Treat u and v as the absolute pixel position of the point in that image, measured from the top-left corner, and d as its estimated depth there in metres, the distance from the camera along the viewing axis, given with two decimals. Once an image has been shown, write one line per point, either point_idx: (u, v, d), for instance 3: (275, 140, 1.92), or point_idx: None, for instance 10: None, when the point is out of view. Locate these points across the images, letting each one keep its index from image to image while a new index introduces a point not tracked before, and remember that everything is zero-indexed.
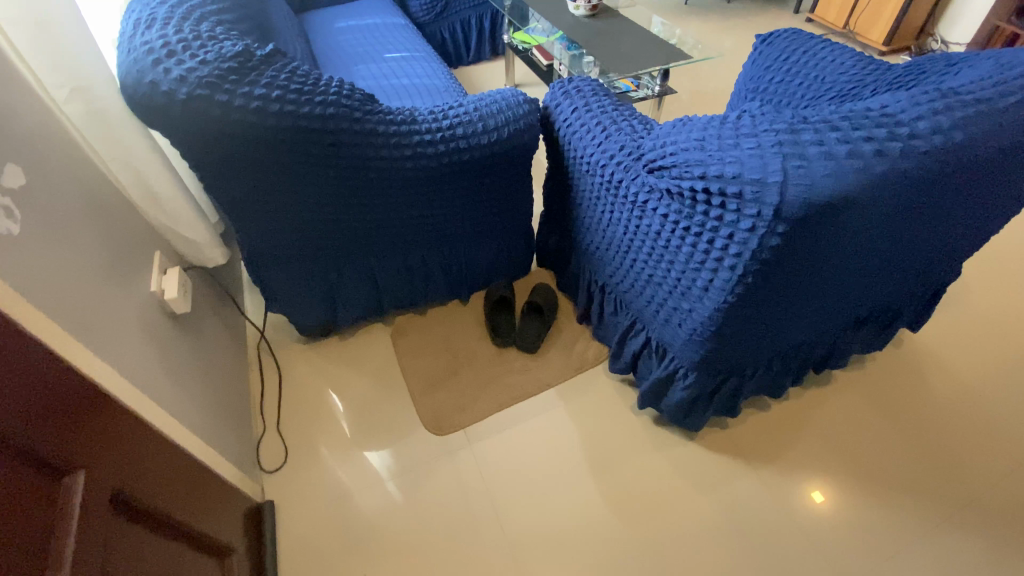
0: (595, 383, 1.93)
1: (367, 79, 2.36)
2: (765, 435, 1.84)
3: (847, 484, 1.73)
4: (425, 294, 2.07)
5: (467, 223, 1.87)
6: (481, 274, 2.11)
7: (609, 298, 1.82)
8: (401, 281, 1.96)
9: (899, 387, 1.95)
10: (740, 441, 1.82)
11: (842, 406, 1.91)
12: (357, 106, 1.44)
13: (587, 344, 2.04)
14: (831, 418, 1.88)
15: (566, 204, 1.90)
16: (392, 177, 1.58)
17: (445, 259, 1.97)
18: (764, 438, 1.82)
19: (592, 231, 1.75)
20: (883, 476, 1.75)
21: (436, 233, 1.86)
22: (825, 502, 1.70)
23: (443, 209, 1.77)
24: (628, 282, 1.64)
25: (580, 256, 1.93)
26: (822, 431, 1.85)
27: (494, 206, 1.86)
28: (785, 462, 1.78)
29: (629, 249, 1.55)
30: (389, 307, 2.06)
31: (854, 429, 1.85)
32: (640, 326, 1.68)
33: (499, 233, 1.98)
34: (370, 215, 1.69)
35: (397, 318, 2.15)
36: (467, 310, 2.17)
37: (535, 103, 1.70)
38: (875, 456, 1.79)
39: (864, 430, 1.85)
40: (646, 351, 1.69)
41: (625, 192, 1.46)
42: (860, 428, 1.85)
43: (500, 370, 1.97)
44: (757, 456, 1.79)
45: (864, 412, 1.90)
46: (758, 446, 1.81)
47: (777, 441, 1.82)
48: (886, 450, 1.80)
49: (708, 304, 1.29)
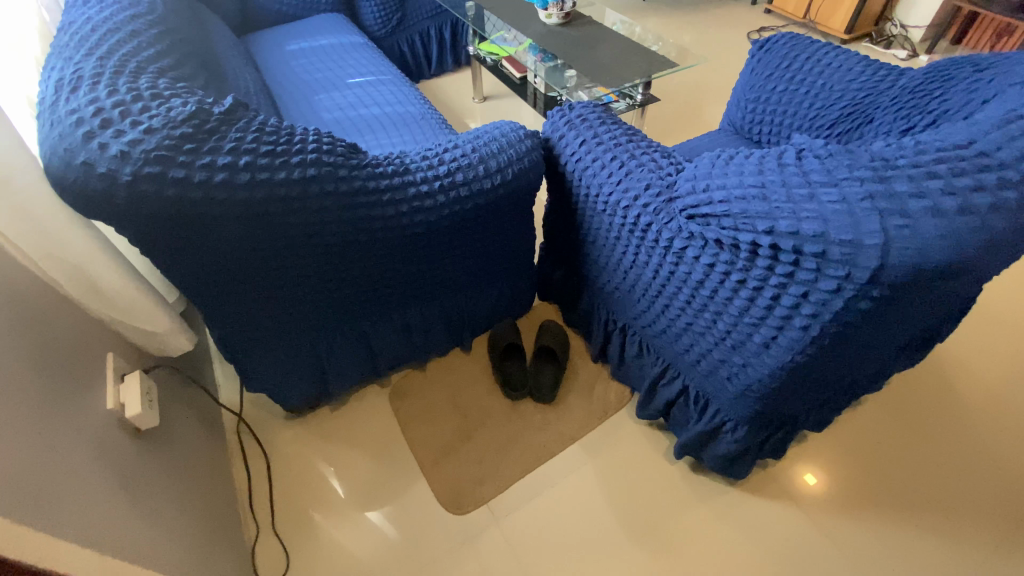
0: (622, 432, 1.78)
1: (333, 111, 2.12)
2: (807, 469, 1.73)
3: (899, 514, 1.64)
4: (424, 350, 1.85)
5: (468, 270, 1.67)
6: (484, 320, 1.91)
7: (632, 341, 1.66)
8: (397, 341, 1.74)
9: (931, 398, 1.89)
10: (783, 480, 1.71)
11: (879, 426, 1.83)
12: (342, 162, 1.21)
13: (607, 387, 1.88)
14: (871, 441, 1.79)
15: (574, 240, 1.72)
16: (387, 236, 1.37)
17: (445, 311, 1.76)
18: (807, 473, 1.72)
19: (610, 271, 1.59)
20: (932, 500, 1.67)
21: (435, 286, 1.65)
22: (873, 531, 1.61)
23: (443, 260, 1.57)
24: (659, 328, 1.48)
25: (594, 294, 1.76)
26: (861, 456, 1.75)
27: (496, 251, 1.66)
28: (832, 496, 1.67)
29: (660, 294, 1.40)
30: (386, 369, 1.83)
31: (896, 450, 1.77)
32: (673, 373, 1.53)
33: (502, 277, 1.78)
34: (362, 278, 1.46)
35: (394, 377, 1.93)
36: (470, 359, 1.96)
37: (536, 135, 1.51)
38: (921, 478, 1.71)
39: (906, 449, 1.77)
40: (683, 399, 1.54)
41: (655, 237, 1.30)
42: (902, 449, 1.77)
43: (517, 427, 1.79)
44: (801, 493, 1.68)
45: (902, 429, 1.81)
46: (802, 482, 1.70)
47: (820, 475, 1.71)
48: (929, 469, 1.73)
49: (770, 362, 1.15)
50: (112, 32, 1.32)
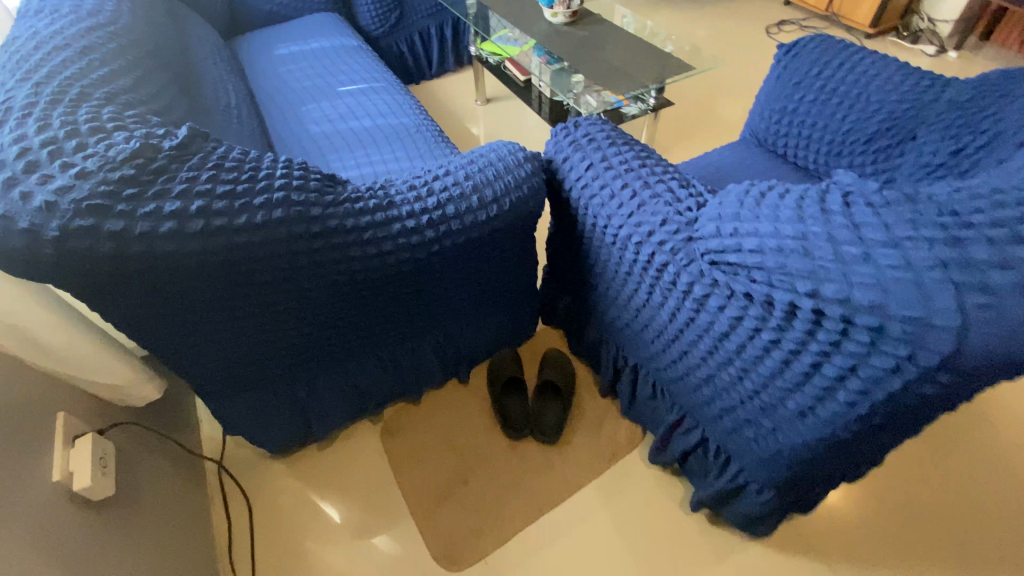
0: (633, 477, 1.63)
1: (321, 123, 1.98)
2: (846, 518, 1.53)
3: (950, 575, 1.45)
4: (419, 386, 1.70)
5: (463, 304, 1.52)
6: (482, 352, 1.75)
7: (644, 382, 1.50)
8: (388, 379, 1.59)
9: (982, 438, 1.69)
10: (816, 532, 1.52)
11: (925, 469, 1.62)
12: (314, 199, 1.06)
13: (616, 425, 1.73)
14: (917, 486, 1.59)
15: (580, 269, 1.56)
16: (369, 276, 1.22)
17: (439, 346, 1.61)
18: (844, 525, 1.52)
19: (621, 307, 1.43)
20: (991, 559, 1.46)
21: (427, 321, 1.50)
22: None
23: (434, 296, 1.41)
24: (675, 375, 1.32)
25: (603, 328, 1.60)
26: (905, 502, 1.56)
27: (494, 282, 1.51)
28: (872, 553, 1.48)
29: (677, 340, 1.24)
30: (378, 406, 1.69)
31: (946, 498, 1.57)
32: (692, 421, 1.38)
33: (501, 307, 1.63)
34: (345, 319, 1.32)
35: (387, 412, 1.79)
36: (468, 393, 1.81)
37: (537, 157, 1.35)
38: (976, 531, 1.51)
39: (956, 495, 1.57)
40: (703, 450, 1.38)
41: (671, 279, 1.13)
42: (951, 496, 1.57)
43: (518, 471, 1.64)
44: (837, 548, 1.49)
45: (951, 472, 1.61)
46: (840, 536, 1.50)
47: (859, 524, 1.52)
48: (983, 521, 1.53)
49: (807, 431, 0.99)
50: (61, 52, 1.18)
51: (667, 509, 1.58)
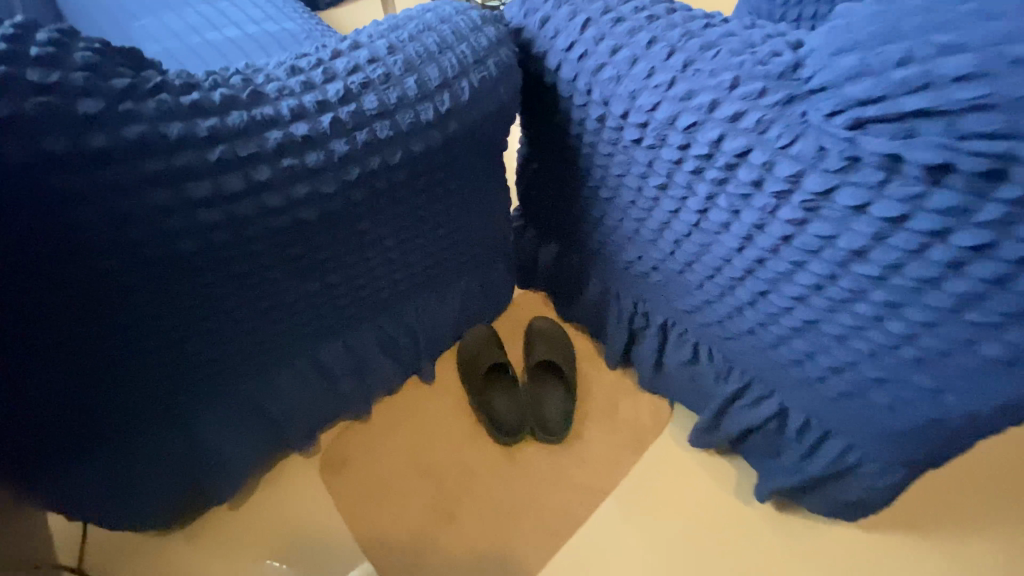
0: (676, 468, 1.19)
1: (163, 41, 1.35)
2: (945, 481, 1.19)
3: None
4: (360, 401, 1.17)
5: (405, 270, 0.98)
6: (448, 334, 1.25)
7: (678, 346, 1.06)
8: (309, 399, 1.06)
9: None
10: (915, 504, 1.16)
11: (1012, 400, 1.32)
12: (84, 82, 0.53)
13: (638, 401, 1.26)
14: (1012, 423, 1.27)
15: (572, 199, 1.07)
16: (235, 236, 0.68)
17: (383, 339, 1.09)
18: (943, 489, 1.18)
19: (641, 244, 0.97)
20: None
21: (353, 304, 0.96)
22: None
23: (357, 261, 0.87)
24: (740, 331, 0.90)
25: (609, 279, 1.13)
26: (1009, 446, 1.23)
27: (449, 228, 0.98)
28: (984, 519, 1.14)
29: (751, 275, 0.80)
30: (305, 441, 1.15)
31: None
32: (762, 391, 0.96)
33: (465, 270, 1.12)
34: (209, 318, 0.78)
35: (322, 441, 1.25)
36: (433, 392, 1.30)
37: (499, 21, 0.84)
38: None
39: None
40: (780, 426, 0.98)
41: (754, 174, 0.69)
42: None
43: (518, 490, 1.18)
44: (947, 518, 1.14)
45: None
46: (943, 505, 1.16)
47: (962, 486, 1.18)
48: None
49: (1010, 384, 0.64)
50: None
51: (723, 504, 1.16)
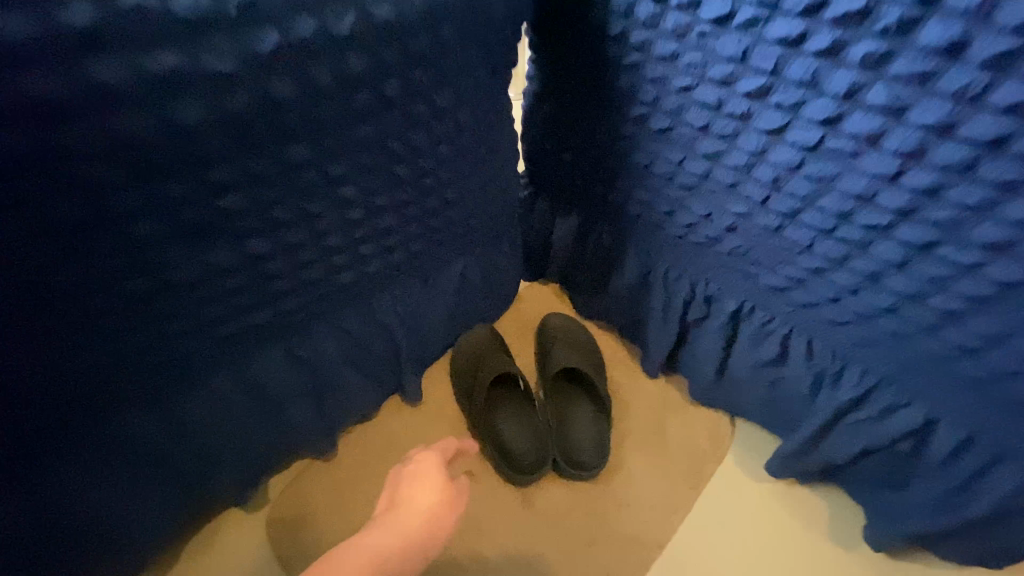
0: (754, 513, 0.87)
1: None
2: None
3: None
4: (316, 438, 0.84)
5: (372, 241, 0.67)
6: (440, 340, 0.93)
7: (762, 342, 0.76)
8: (238, 434, 0.73)
9: None
10: None
11: None
12: None
13: (690, 423, 0.96)
14: None
15: (600, 144, 0.77)
16: (61, 144, 0.42)
17: (344, 348, 0.77)
18: None
19: (710, 196, 0.68)
20: None
21: (290, 289, 0.64)
22: None
23: (291, 221, 0.58)
24: (871, 312, 0.61)
25: (654, 256, 0.83)
26: None
27: (437, 176, 0.67)
28: None
29: (910, 219, 0.52)
30: (238, 495, 0.80)
31: None
32: (898, 398, 0.65)
33: (460, 248, 0.81)
34: (34, 293, 0.47)
35: (267, 493, 0.88)
36: (422, 417, 0.95)
37: None
38: None
39: None
40: (917, 449, 0.68)
41: (955, 31, 0.42)
42: None
43: (543, 551, 0.83)
44: None
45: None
46: None
47: None
48: None
49: None
50: None
51: (820, 557, 0.83)
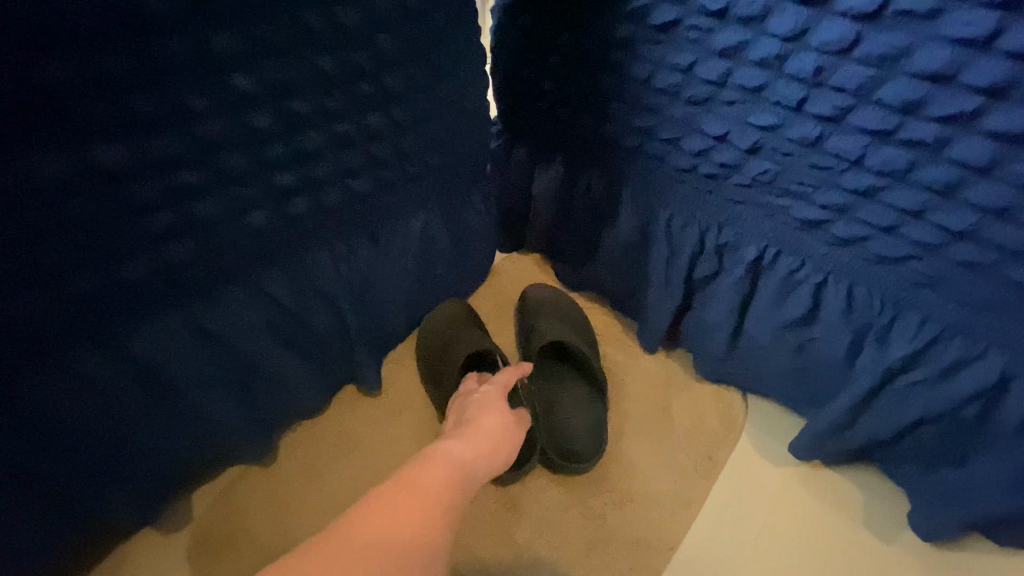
0: (787, 508, 0.71)
1: None
2: None
3: None
4: (243, 440, 0.66)
5: (291, 169, 0.51)
6: (401, 319, 0.76)
7: (790, 297, 0.62)
8: (126, 435, 0.56)
9: None
10: None
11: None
12: None
13: (707, 408, 0.78)
14: None
15: (585, 55, 0.62)
16: None
17: (270, 321, 0.60)
18: None
19: (729, 108, 0.54)
20: None
21: (177, 233, 0.48)
22: None
23: (163, 123, 0.42)
24: (940, 240, 0.48)
25: (658, 201, 0.67)
26: None
27: (379, 80, 0.51)
28: None
29: (1005, 99, 0.39)
30: (142, 513, 0.63)
31: None
32: (968, 350, 0.52)
33: (419, 197, 0.65)
34: None
35: (189, 513, 0.70)
36: (380, 411, 0.77)
37: None
38: None
39: None
40: (984, 415, 0.55)
41: None
42: None
43: (534, 564, 0.68)
44: None
45: None
46: None
47: None
48: None
49: None
50: None
51: (861, 554, 0.68)
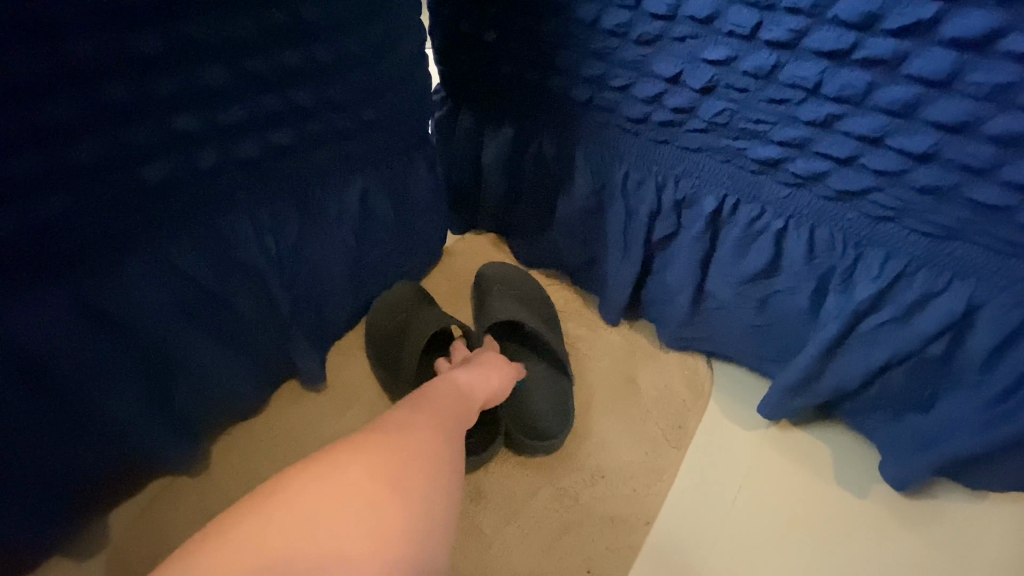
0: (762, 471, 0.69)
1: None
2: None
3: None
4: (160, 446, 0.58)
5: (191, 111, 0.45)
6: (345, 304, 0.69)
7: (753, 247, 0.59)
8: (4, 438, 0.47)
9: None
10: None
11: None
12: None
13: (673, 377, 0.75)
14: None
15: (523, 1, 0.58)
16: None
17: (181, 300, 0.53)
18: None
19: (679, 45, 0.51)
20: None
21: (47, 181, 0.41)
22: None
23: (15, 35, 0.35)
24: (901, 165, 0.47)
25: (612, 158, 0.63)
26: None
27: (292, 8, 0.46)
28: None
29: (962, 3, 0.38)
30: (30, 539, 0.53)
31: None
32: (932, 282, 0.51)
33: (354, 158, 0.59)
34: None
35: (104, 535, 0.60)
36: (325, 405, 0.69)
37: None
38: None
39: None
40: (951, 351, 0.54)
41: None
42: None
43: (503, 555, 0.63)
44: None
45: None
46: None
47: None
48: None
49: None
50: None
51: (838, 511, 0.66)
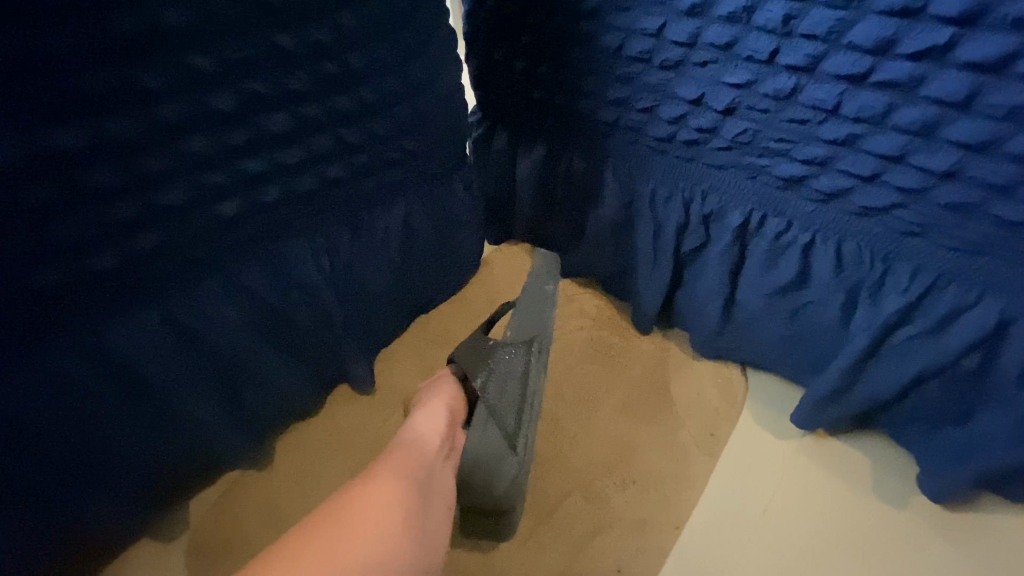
0: (794, 477, 0.69)
1: None
2: None
3: None
4: (230, 444, 0.65)
5: (259, 153, 0.52)
6: (391, 315, 0.75)
7: (781, 261, 0.60)
8: (111, 435, 0.55)
9: None
10: None
11: None
12: None
13: (706, 385, 0.76)
14: None
15: (553, 31, 0.61)
16: None
17: (249, 316, 0.59)
18: None
19: (701, 70, 0.54)
20: None
21: (144, 219, 0.48)
22: None
23: (123, 101, 0.42)
24: (924, 183, 0.48)
25: (641, 175, 0.66)
26: None
27: (344, 59, 0.51)
28: None
29: (977, 27, 0.40)
30: (128, 521, 0.62)
31: None
32: (962, 297, 0.51)
33: (398, 182, 0.64)
34: None
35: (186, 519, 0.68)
36: (373, 408, 0.75)
37: None
38: None
39: None
40: (986, 365, 0.53)
41: None
42: None
43: (537, 553, 0.66)
44: None
45: None
46: None
47: None
48: None
49: None
50: None
51: (871, 524, 0.66)
